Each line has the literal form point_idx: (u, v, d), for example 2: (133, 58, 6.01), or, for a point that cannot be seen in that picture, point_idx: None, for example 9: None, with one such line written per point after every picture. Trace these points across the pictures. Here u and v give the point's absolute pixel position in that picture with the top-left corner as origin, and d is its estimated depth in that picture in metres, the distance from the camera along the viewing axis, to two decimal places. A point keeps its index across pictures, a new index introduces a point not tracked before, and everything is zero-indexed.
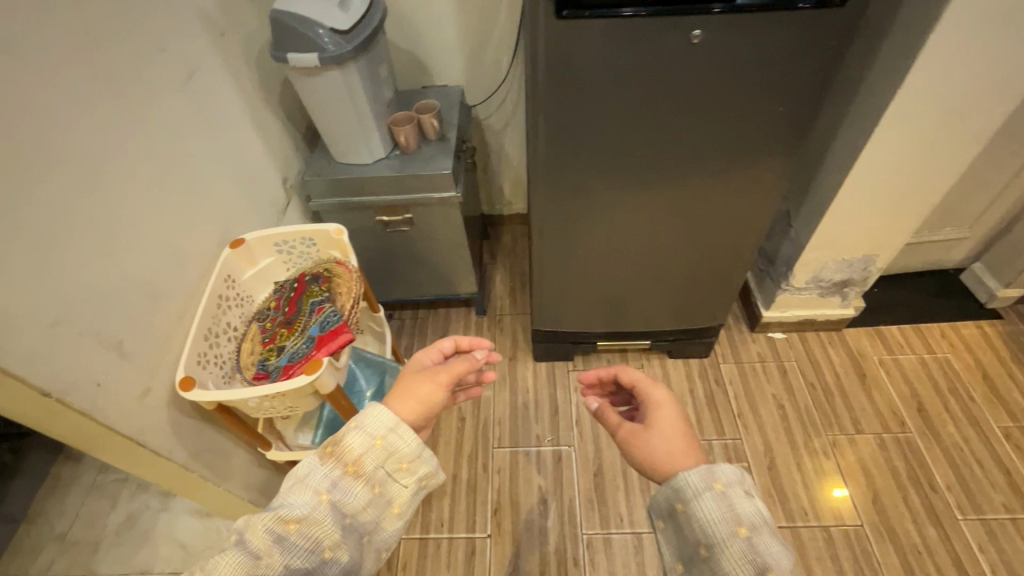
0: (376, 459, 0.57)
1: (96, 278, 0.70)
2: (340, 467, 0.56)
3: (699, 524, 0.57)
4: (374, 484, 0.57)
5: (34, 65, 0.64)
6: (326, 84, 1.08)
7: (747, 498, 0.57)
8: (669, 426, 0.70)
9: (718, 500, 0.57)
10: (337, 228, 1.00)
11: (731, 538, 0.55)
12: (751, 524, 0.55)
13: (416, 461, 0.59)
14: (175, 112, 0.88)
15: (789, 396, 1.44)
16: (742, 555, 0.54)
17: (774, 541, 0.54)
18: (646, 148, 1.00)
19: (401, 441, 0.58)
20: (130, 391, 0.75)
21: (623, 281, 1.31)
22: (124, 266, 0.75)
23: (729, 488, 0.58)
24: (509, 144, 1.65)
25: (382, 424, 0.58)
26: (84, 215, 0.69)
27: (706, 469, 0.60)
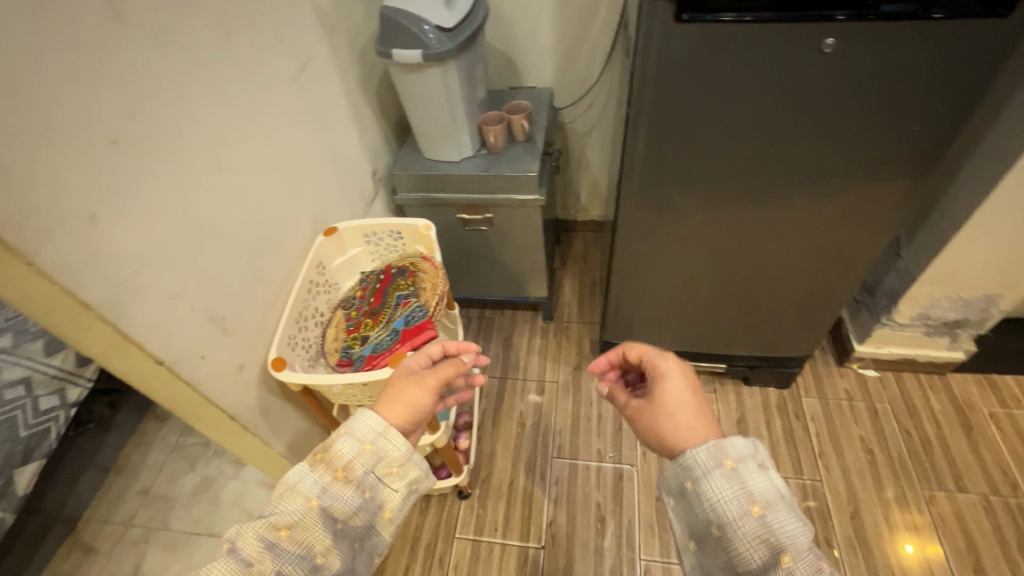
0: (366, 465, 0.59)
1: (209, 255, 0.74)
2: (329, 474, 0.57)
3: (710, 504, 0.54)
4: (365, 489, 0.58)
5: (177, 51, 0.68)
6: (426, 81, 1.09)
7: (759, 474, 0.55)
8: (677, 400, 0.63)
9: (729, 478, 0.54)
10: (426, 224, 1.00)
11: (743, 517, 0.52)
12: (764, 501, 0.53)
13: (405, 465, 0.61)
14: (287, 102, 0.91)
15: (880, 440, 1.32)
16: (755, 534, 0.51)
17: (789, 518, 0.52)
18: (750, 163, 0.94)
19: (391, 446, 0.60)
20: (228, 366, 0.78)
21: (705, 299, 1.24)
22: (232, 246, 0.79)
23: (741, 465, 0.55)
24: (591, 149, 1.62)
25: (371, 429, 0.60)
26: (203, 196, 0.73)
27: (716, 445, 0.56)
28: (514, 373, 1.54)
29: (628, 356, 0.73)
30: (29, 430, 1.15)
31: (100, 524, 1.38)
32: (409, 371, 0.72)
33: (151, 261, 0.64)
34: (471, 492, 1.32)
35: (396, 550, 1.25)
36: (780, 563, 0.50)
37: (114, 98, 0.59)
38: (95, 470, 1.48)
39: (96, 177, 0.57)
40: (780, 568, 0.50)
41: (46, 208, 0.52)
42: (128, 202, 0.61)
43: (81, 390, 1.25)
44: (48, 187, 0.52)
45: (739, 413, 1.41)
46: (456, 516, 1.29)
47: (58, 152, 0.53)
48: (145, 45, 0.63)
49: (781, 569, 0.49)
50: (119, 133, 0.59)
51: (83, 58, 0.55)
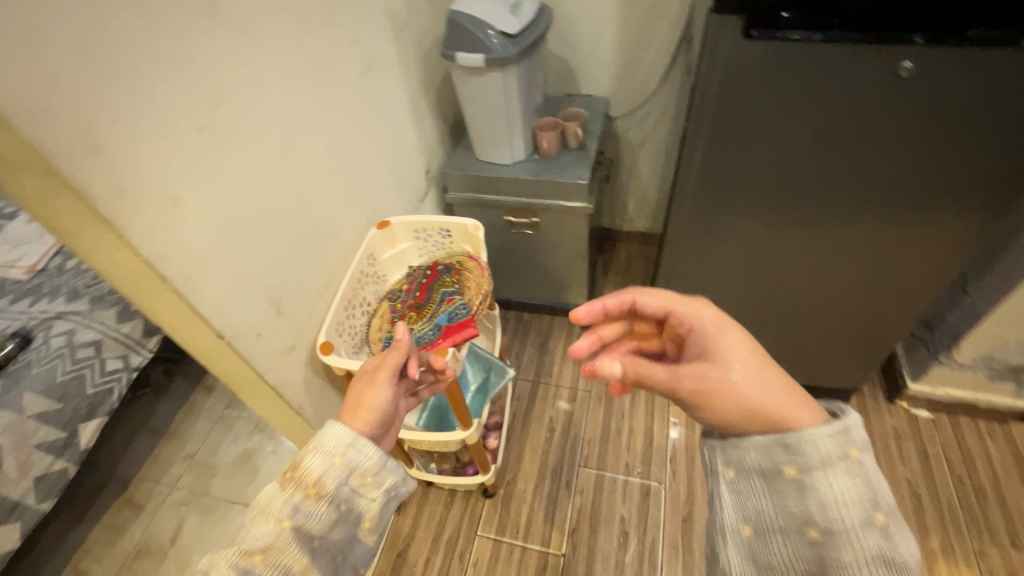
0: (338, 478, 0.56)
1: (272, 239, 0.78)
2: (300, 492, 0.55)
3: (823, 501, 0.46)
4: (340, 502, 0.56)
5: (260, 46, 0.72)
6: (486, 85, 1.11)
7: (845, 480, 0.47)
8: (732, 348, 0.57)
9: (855, 476, 0.47)
10: (475, 224, 1.02)
11: (866, 524, 0.45)
12: (886, 509, 0.46)
13: (380, 473, 0.59)
14: (354, 98, 0.95)
15: (929, 486, 1.25)
16: (874, 544, 0.45)
17: (907, 531, 0.46)
18: (811, 185, 0.91)
19: (364, 457, 0.58)
20: (280, 345, 0.82)
21: (750, 320, 1.21)
22: (294, 232, 0.83)
23: (866, 462, 0.47)
24: (643, 160, 1.61)
25: (339, 441, 0.58)
26: (272, 182, 0.77)
27: (841, 429, 0.48)
28: (547, 378, 1.55)
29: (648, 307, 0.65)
30: (96, 388, 1.23)
31: (148, 483, 1.47)
32: (362, 370, 0.71)
33: (223, 241, 0.69)
34: (496, 492, 1.33)
35: (419, 540, 1.28)
36: None
37: (203, 87, 0.63)
38: (148, 431, 1.57)
39: (183, 160, 0.61)
40: None
41: (140, 187, 0.57)
42: (207, 184, 0.65)
43: (143, 357, 1.34)
44: (143, 167, 0.57)
45: None
46: (480, 514, 1.31)
47: (153, 135, 0.57)
48: (233, 39, 0.67)
49: None
50: (205, 120, 0.64)
51: (181, 49, 0.60)
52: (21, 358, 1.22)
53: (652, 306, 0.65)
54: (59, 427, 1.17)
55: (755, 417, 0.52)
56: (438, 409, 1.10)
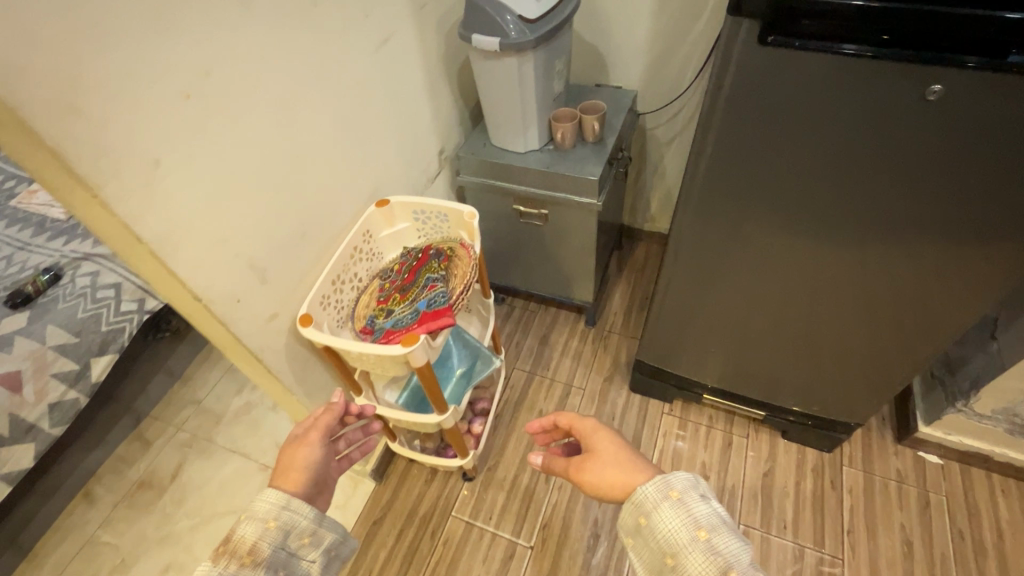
0: (275, 542, 0.65)
1: (262, 208, 0.80)
2: (235, 562, 0.61)
3: (663, 533, 0.67)
4: (278, 567, 0.63)
5: (261, 16, 0.72)
6: (502, 71, 1.08)
7: (703, 502, 0.67)
8: (612, 453, 0.81)
9: (676, 508, 0.67)
10: (470, 212, 1.00)
11: (693, 541, 0.64)
12: (709, 526, 0.65)
13: (316, 533, 0.68)
14: (363, 75, 0.96)
15: (924, 535, 1.19)
16: (703, 555, 0.63)
17: (731, 538, 0.64)
18: (822, 207, 0.86)
19: (297, 522, 0.68)
20: (261, 313, 0.84)
21: (752, 338, 1.17)
22: (286, 202, 0.85)
23: (685, 495, 0.67)
24: (669, 159, 1.55)
25: (271, 507, 0.67)
26: (266, 151, 0.79)
27: (663, 481, 0.69)
28: (543, 371, 1.54)
29: (568, 424, 0.89)
30: (109, 326, 1.30)
31: (157, 422, 1.56)
32: (292, 435, 0.82)
33: (210, 207, 0.71)
34: (475, 476, 1.35)
35: (395, 512, 1.32)
36: None
37: (195, 55, 0.64)
38: (163, 374, 1.67)
39: (171, 126, 0.63)
40: None
41: (123, 150, 0.59)
42: (196, 151, 0.67)
43: (157, 301, 1.40)
44: (128, 130, 0.59)
45: (768, 466, 1.31)
46: (456, 496, 1.33)
47: (140, 100, 0.59)
48: (234, 8, 0.68)
49: None
50: (197, 88, 0.65)
51: (176, 16, 0.61)
52: (49, 293, 1.31)
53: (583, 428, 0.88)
54: (74, 360, 1.25)
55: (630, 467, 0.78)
56: (419, 390, 1.11)
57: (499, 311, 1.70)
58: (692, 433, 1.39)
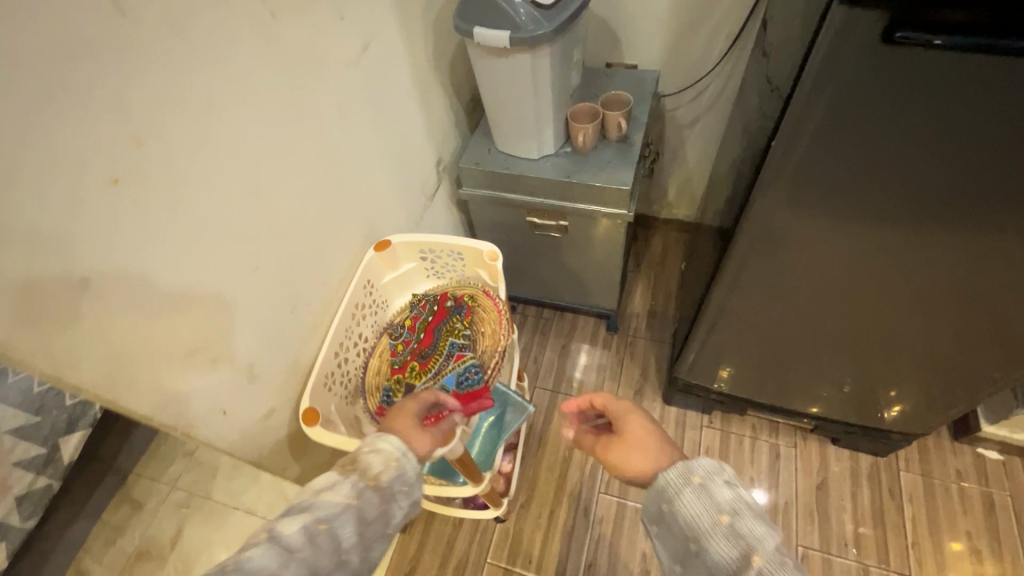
0: (392, 478, 0.58)
1: (234, 295, 0.63)
2: (361, 482, 0.56)
3: (683, 523, 0.50)
4: (385, 500, 0.57)
5: (207, 50, 0.53)
6: (511, 69, 0.89)
7: (730, 486, 0.50)
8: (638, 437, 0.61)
9: (696, 494, 0.50)
10: (492, 251, 0.85)
11: (712, 528, 0.47)
12: (733, 510, 0.48)
13: (415, 486, 0.60)
14: (342, 97, 0.77)
15: (992, 541, 1.12)
16: (724, 544, 0.47)
17: (759, 523, 0.46)
18: (917, 232, 0.71)
19: (407, 476, 0.59)
20: (255, 415, 0.69)
21: (806, 360, 1.04)
22: (264, 277, 0.68)
23: (707, 479, 0.50)
24: (691, 142, 1.37)
25: (395, 449, 0.60)
26: (228, 223, 0.60)
27: (682, 463, 0.52)
28: (567, 388, 1.41)
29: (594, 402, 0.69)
30: (75, 399, 1.14)
31: (147, 482, 1.41)
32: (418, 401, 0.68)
33: (163, 315, 0.54)
34: (508, 516, 1.24)
35: (425, 564, 1.21)
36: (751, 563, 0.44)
37: (119, 126, 0.46)
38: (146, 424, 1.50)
39: (88, 227, 0.45)
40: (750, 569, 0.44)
41: (19, 278, 0.41)
42: (130, 250, 0.49)
43: None
44: (25, 248, 0.41)
45: (820, 477, 1.23)
46: (490, 540, 1.22)
47: (32, 203, 0.41)
48: (165, 43, 0.49)
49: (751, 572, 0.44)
50: (121, 167, 0.47)
51: (76, 71, 0.42)
52: None
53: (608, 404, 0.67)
54: (38, 442, 1.08)
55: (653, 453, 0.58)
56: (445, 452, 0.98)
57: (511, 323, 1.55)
58: (736, 446, 1.29)
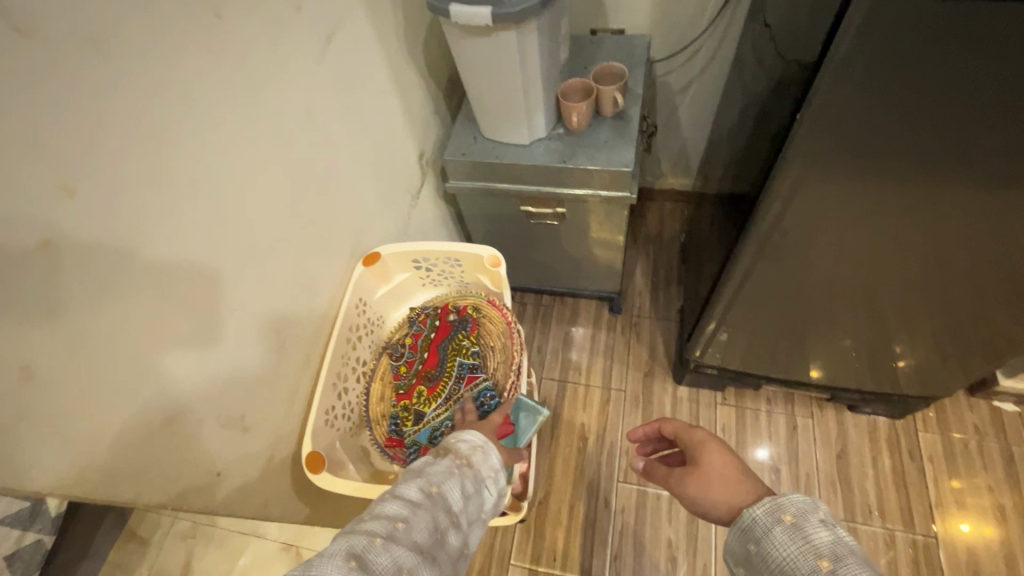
0: (482, 460, 0.57)
1: (212, 345, 0.55)
2: (457, 459, 0.56)
3: (777, 566, 0.48)
4: (479, 481, 0.56)
5: (145, 71, 0.45)
6: (495, 48, 0.80)
7: (826, 527, 0.47)
8: (715, 466, 0.60)
9: (789, 535, 0.48)
10: (493, 256, 0.79)
11: (811, 574, 0.45)
12: (834, 556, 0.45)
13: (498, 475, 0.58)
14: (309, 101, 0.67)
15: (1013, 493, 1.13)
16: None
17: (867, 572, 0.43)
18: (955, 203, 0.66)
19: (492, 461, 0.58)
20: (253, 467, 0.63)
21: (824, 333, 1.00)
22: (243, 317, 0.60)
23: (801, 519, 0.48)
24: (685, 109, 1.30)
25: (476, 437, 0.59)
26: (195, 265, 0.52)
27: (773, 502, 0.51)
28: (575, 377, 1.37)
29: (664, 429, 0.70)
30: None
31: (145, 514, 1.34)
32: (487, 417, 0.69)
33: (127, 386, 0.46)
34: (527, 516, 1.20)
35: None
36: None
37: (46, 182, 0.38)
38: None
39: (26, 308, 0.38)
40: None
41: None
42: (70, 323, 0.41)
43: None
44: None
45: (840, 446, 1.21)
46: (511, 541, 1.19)
47: None
48: (86, 65, 0.40)
49: None
50: (46, 226, 0.39)
51: None
52: None
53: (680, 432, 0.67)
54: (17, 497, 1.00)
55: (734, 484, 0.57)
56: None
57: None
58: (753, 421, 1.26)
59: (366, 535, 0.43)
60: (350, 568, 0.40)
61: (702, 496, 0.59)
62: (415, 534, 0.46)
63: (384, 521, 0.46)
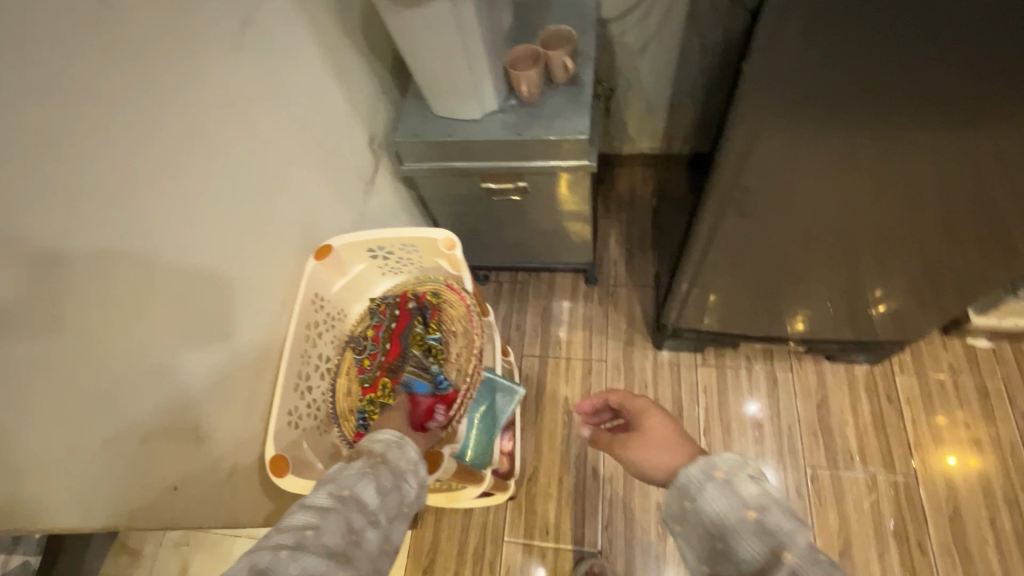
0: (395, 455, 0.59)
1: (130, 356, 0.54)
2: (368, 459, 0.58)
3: (707, 519, 0.49)
4: (397, 473, 0.58)
5: (25, 75, 0.42)
6: (428, 20, 0.77)
7: (755, 482, 0.49)
8: (657, 429, 0.62)
9: (721, 490, 0.50)
10: (448, 238, 0.76)
11: (741, 525, 0.47)
12: (760, 506, 0.48)
13: (418, 465, 0.61)
14: (232, 94, 0.64)
15: (989, 428, 1.15)
16: (755, 542, 0.46)
17: (789, 519, 0.46)
18: (909, 145, 0.64)
19: (408, 453, 0.60)
20: (214, 474, 0.66)
21: (796, 285, 0.99)
22: (175, 323, 0.59)
23: (732, 475, 0.50)
24: (645, 68, 1.26)
25: (386, 436, 0.61)
26: (103, 280, 0.51)
27: (706, 460, 0.52)
28: (556, 352, 1.36)
29: (611, 400, 0.74)
30: None
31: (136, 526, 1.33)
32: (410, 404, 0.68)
33: (23, 405, 0.46)
34: (517, 493, 1.21)
35: (443, 556, 1.18)
36: (783, 559, 0.44)
37: None
38: None
39: None
40: (782, 566, 0.43)
41: None
42: None
43: None
44: None
45: (820, 397, 1.22)
46: (503, 519, 1.20)
47: None
48: None
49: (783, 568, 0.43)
50: None
51: None
52: None
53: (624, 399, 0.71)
54: None
55: (670, 442, 0.59)
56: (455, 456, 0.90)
57: (486, 293, 1.47)
58: (734, 379, 1.27)
59: (269, 548, 0.43)
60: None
61: (642, 458, 0.61)
62: (326, 538, 0.46)
63: (291, 532, 0.46)
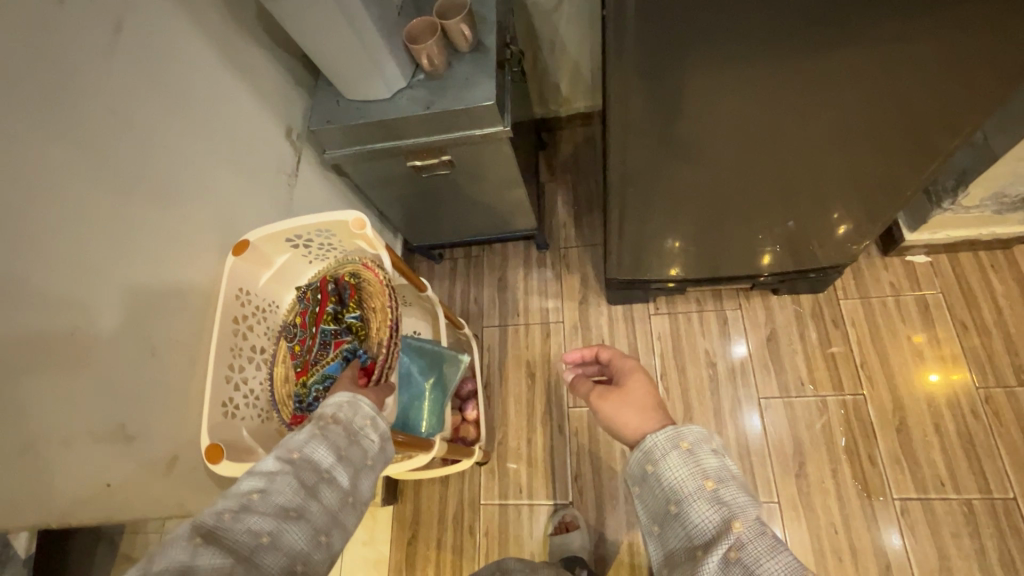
0: (348, 413, 0.63)
1: (42, 370, 0.56)
2: (322, 418, 0.62)
3: (669, 484, 0.53)
4: (351, 431, 0.62)
5: None
6: (310, 6, 0.77)
7: (715, 456, 0.53)
8: (638, 392, 0.65)
9: (684, 459, 0.53)
10: (357, 219, 0.77)
11: (697, 492, 0.51)
12: (718, 478, 0.52)
13: (376, 421, 0.65)
14: (115, 104, 0.65)
15: (931, 339, 1.19)
16: (708, 511, 0.50)
17: (741, 493, 0.51)
18: (782, 70, 0.65)
19: (362, 411, 0.64)
20: (151, 469, 0.68)
21: (722, 224, 1.01)
22: (88, 334, 0.60)
23: (696, 447, 0.53)
24: (564, 27, 1.25)
25: (341, 397, 0.64)
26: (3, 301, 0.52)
27: (675, 431, 0.55)
28: (515, 319, 1.39)
29: (602, 356, 0.76)
30: None
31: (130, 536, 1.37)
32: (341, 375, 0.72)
33: None
34: (489, 458, 1.25)
35: (423, 526, 1.23)
36: (731, 528, 0.48)
37: None
38: None
39: None
40: (729, 533, 0.48)
41: None
42: None
43: None
44: None
45: (769, 329, 1.26)
46: (478, 483, 1.24)
47: None
48: None
49: (731, 535, 0.48)
50: None
51: None
52: None
53: (614, 360, 0.73)
54: None
55: (647, 411, 0.62)
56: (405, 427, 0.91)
57: (442, 271, 1.49)
58: (686, 324, 1.30)
59: (218, 510, 0.50)
60: (198, 542, 0.47)
61: (615, 419, 0.64)
62: (274, 498, 0.53)
63: (241, 496, 0.53)
